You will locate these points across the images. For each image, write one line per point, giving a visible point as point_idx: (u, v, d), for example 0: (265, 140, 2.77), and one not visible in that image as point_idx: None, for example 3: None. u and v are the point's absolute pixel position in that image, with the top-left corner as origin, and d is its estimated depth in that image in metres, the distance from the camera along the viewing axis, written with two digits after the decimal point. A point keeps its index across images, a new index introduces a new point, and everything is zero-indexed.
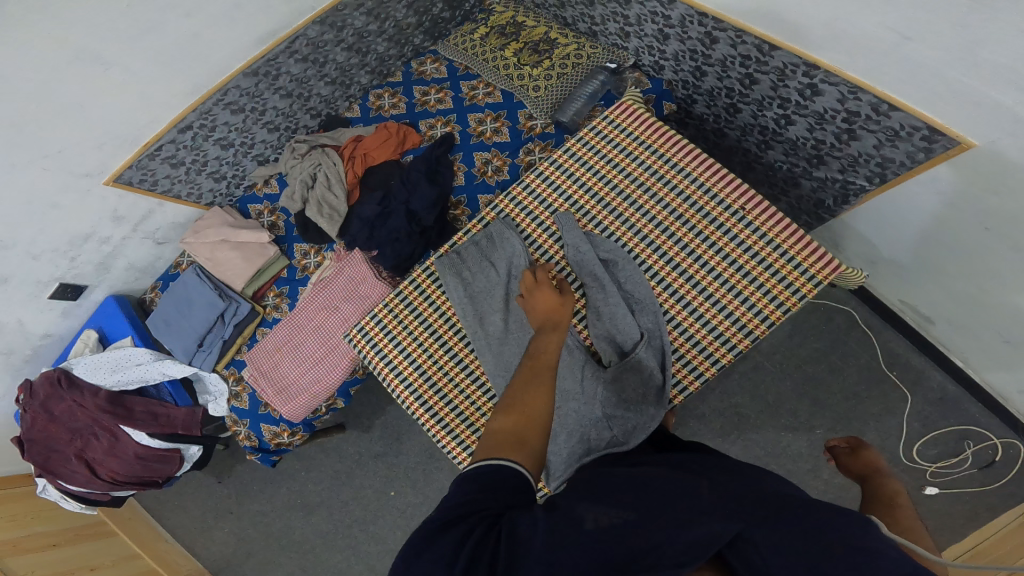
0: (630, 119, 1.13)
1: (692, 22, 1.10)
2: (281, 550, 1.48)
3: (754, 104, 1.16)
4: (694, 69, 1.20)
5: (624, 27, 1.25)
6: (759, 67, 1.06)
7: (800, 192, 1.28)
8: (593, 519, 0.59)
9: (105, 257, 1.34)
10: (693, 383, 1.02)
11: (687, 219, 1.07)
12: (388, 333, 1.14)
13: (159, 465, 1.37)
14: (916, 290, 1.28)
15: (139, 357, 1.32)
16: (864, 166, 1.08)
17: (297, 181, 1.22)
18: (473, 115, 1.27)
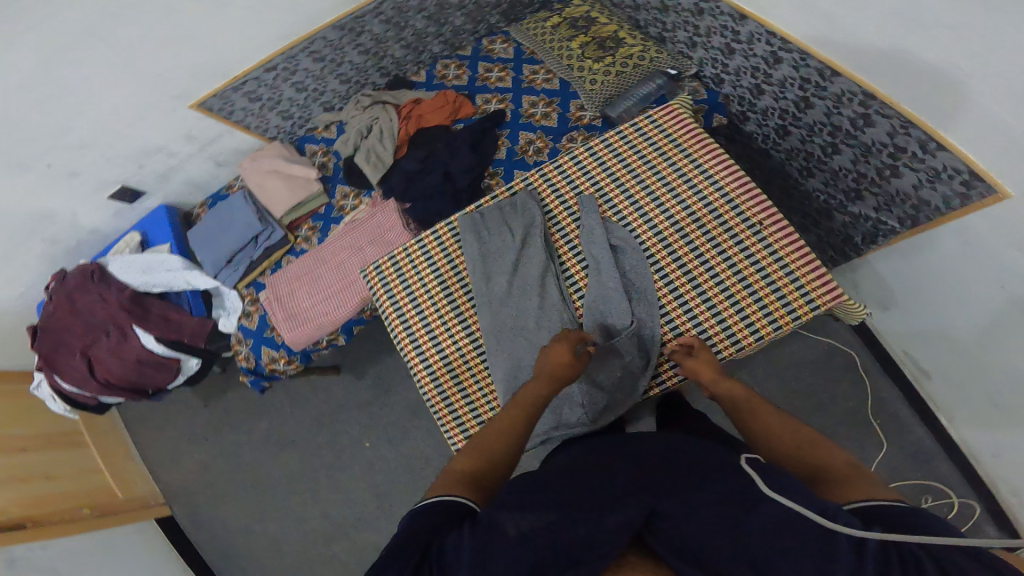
0: (670, 120, 1.26)
1: (759, 41, 1.22)
2: (244, 482, 1.52)
3: (804, 128, 1.32)
4: (753, 84, 1.36)
5: (694, 37, 1.40)
6: (818, 91, 1.19)
7: (832, 227, 1.42)
8: (514, 526, 0.66)
9: (168, 169, 1.51)
10: (672, 380, 1.14)
11: (703, 221, 1.16)
12: (400, 275, 1.29)
13: (155, 373, 1.43)
14: (918, 341, 1.33)
15: (171, 264, 1.41)
16: (898, 206, 1.21)
17: (353, 130, 1.37)
18: (529, 97, 1.41)
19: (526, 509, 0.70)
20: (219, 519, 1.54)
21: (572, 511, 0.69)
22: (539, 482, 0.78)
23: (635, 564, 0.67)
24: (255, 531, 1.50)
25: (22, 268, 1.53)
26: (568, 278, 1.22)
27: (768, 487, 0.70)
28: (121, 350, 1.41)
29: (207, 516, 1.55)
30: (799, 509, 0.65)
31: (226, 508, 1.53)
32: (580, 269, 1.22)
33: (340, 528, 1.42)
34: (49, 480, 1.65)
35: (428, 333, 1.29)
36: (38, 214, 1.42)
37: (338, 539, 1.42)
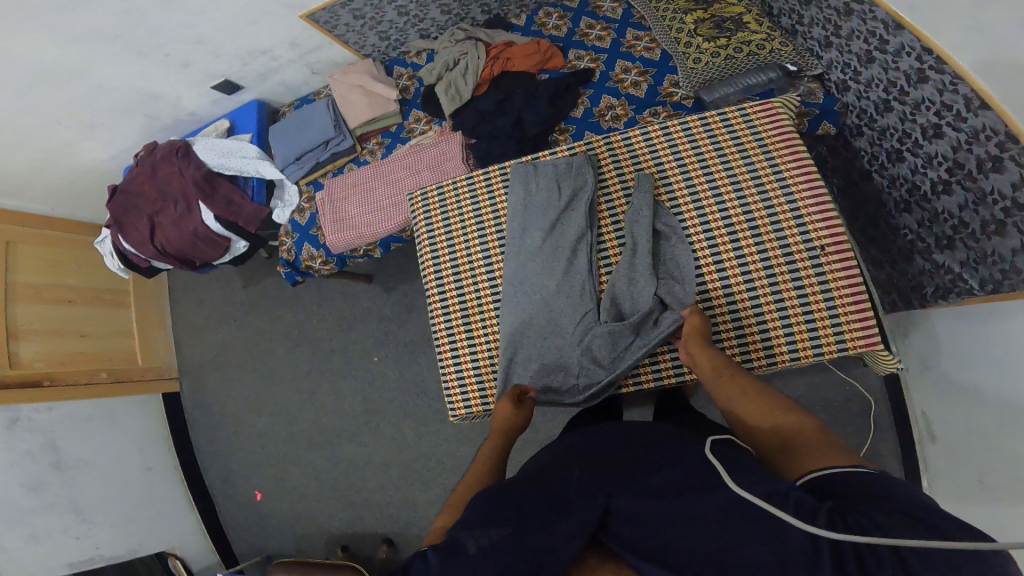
0: (765, 118, 1.24)
1: (908, 55, 1.12)
2: (285, 361, 1.95)
3: (922, 157, 1.23)
4: (881, 99, 1.24)
5: (831, 36, 1.30)
6: (955, 122, 1.09)
7: (908, 270, 1.39)
8: (476, 544, 0.73)
9: (268, 70, 1.65)
10: (670, 379, 1.21)
11: (759, 229, 1.19)
12: (443, 205, 1.34)
13: (205, 248, 1.58)
14: (942, 410, 1.42)
15: (247, 152, 1.56)
16: (989, 265, 1.16)
17: (442, 61, 1.44)
18: (623, 62, 1.40)
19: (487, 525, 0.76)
20: (256, 388, 2.00)
21: (531, 518, 0.75)
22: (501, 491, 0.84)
23: (595, 566, 0.71)
24: (270, 412, 1.97)
25: (124, 130, 1.77)
26: (600, 251, 1.26)
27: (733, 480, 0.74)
28: (183, 223, 1.56)
29: (246, 382, 2.02)
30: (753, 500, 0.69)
31: (257, 386, 2.00)
32: (616, 246, 1.26)
33: (343, 427, 1.85)
34: (82, 337, 1.92)
35: (453, 264, 1.33)
36: (147, 94, 1.63)
37: (343, 419, 1.86)
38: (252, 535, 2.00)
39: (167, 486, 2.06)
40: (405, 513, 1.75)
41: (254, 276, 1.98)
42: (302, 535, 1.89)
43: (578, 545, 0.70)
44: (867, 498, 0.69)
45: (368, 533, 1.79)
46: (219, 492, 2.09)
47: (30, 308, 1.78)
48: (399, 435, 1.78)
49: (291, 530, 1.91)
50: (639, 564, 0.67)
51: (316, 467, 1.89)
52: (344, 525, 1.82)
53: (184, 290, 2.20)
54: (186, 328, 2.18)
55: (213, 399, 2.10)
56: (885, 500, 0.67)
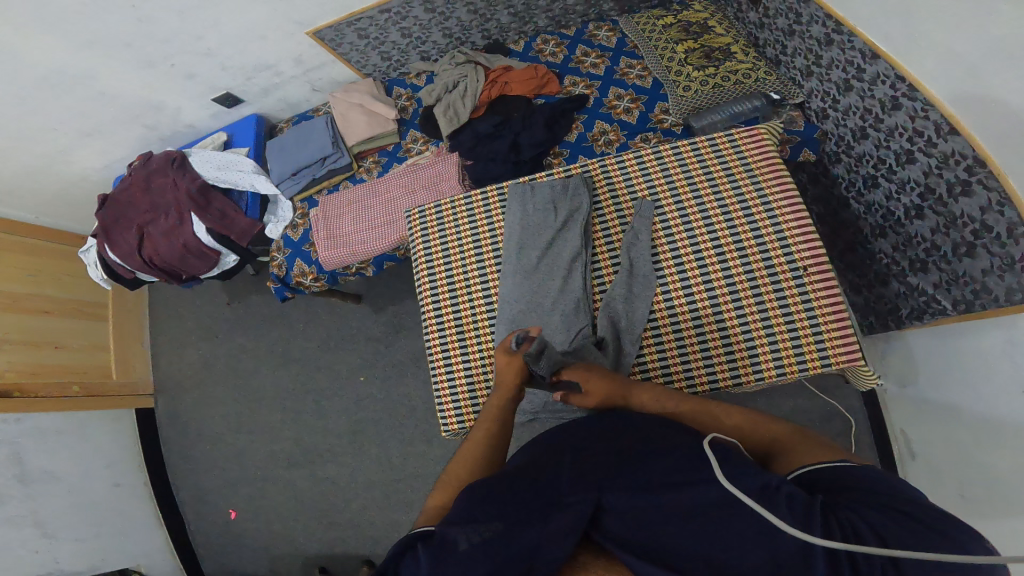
0: (751, 144, 1.27)
1: (882, 83, 1.16)
2: (269, 377, 1.89)
3: (895, 182, 1.26)
4: (858, 127, 1.28)
5: (811, 65, 1.34)
6: (925, 147, 1.13)
7: (884, 293, 1.42)
8: (467, 540, 0.70)
9: (271, 86, 1.65)
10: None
11: (748, 254, 1.21)
12: (440, 223, 1.33)
13: (195, 261, 1.55)
14: (919, 424, 1.46)
15: (243, 166, 1.56)
16: (959, 287, 1.19)
17: (442, 83, 1.45)
18: (616, 88, 1.42)
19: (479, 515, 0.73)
20: (237, 404, 1.93)
21: (522, 513, 0.72)
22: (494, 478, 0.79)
23: (587, 565, 0.72)
24: (250, 430, 1.90)
25: (120, 140, 1.75)
26: (595, 271, 1.28)
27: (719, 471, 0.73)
28: (173, 234, 1.53)
29: (227, 396, 1.95)
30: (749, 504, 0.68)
31: (238, 402, 1.93)
32: (611, 268, 1.28)
33: (326, 446, 1.79)
34: (57, 348, 1.86)
35: (449, 283, 1.31)
36: (150, 103, 1.63)
37: (323, 440, 1.79)
38: (225, 554, 1.90)
39: (137, 503, 1.97)
40: (387, 534, 1.68)
41: (244, 289, 1.97)
42: (276, 558, 1.80)
43: (572, 542, 0.70)
44: (856, 498, 0.69)
45: (349, 555, 1.71)
46: (192, 511, 2.00)
47: (5, 317, 1.73)
48: (384, 457, 1.72)
49: (267, 549, 1.82)
50: (633, 562, 0.68)
51: (295, 486, 1.81)
52: (322, 546, 1.75)
53: (167, 302, 2.15)
54: (167, 341, 2.11)
55: (191, 415, 2.03)
56: (873, 500, 0.68)
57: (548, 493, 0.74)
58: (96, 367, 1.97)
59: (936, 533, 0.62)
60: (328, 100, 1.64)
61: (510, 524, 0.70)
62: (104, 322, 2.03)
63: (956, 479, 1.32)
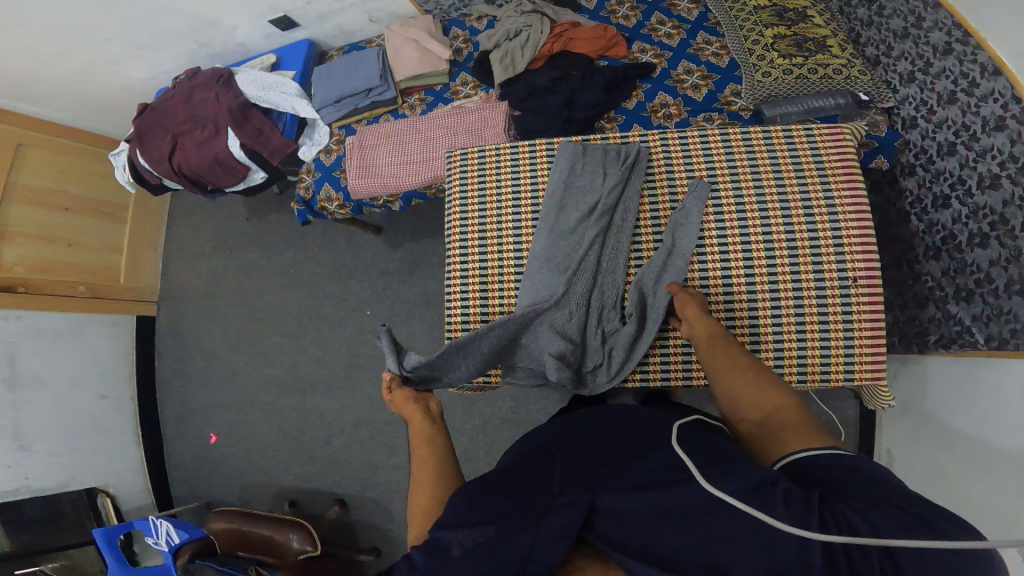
0: (830, 143, 1.21)
1: (993, 100, 1.09)
2: (272, 304, 1.85)
3: (968, 207, 1.18)
4: (947, 142, 1.20)
5: (916, 72, 1.24)
6: (1016, 174, 1.07)
7: (917, 315, 1.34)
8: (458, 547, 0.67)
9: (328, 13, 1.62)
10: (677, 379, 1.21)
11: (798, 251, 1.17)
12: (481, 167, 1.30)
13: (224, 175, 1.53)
14: (908, 448, 1.43)
15: (287, 89, 1.52)
16: (999, 322, 1.13)
17: (503, 29, 1.43)
18: (687, 63, 1.38)
19: (470, 521, 0.69)
20: (233, 329, 1.90)
21: (515, 517, 0.67)
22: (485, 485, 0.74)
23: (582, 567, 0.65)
24: (244, 353, 1.86)
25: (170, 54, 1.75)
26: (635, 243, 1.24)
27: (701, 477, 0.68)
28: (206, 146, 1.51)
29: (224, 319, 1.92)
30: (739, 506, 0.63)
31: (237, 325, 1.89)
32: (651, 244, 1.24)
33: (318, 379, 1.75)
34: (70, 247, 1.84)
35: (480, 229, 1.28)
36: (205, 20, 1.62)
37: (315, 377, 1.75)
38: (197, 478, 1.92)
39: (120, 416, 1.96)
40: (365, 475, 1.65)
41: (259, 209, 1.94)
42: (249, 486, 1.81)
43: (566, 547, 0.63)
44: (850, 488, 0.67)
45: (322, 492, 1.70)
46: (172, 430, 1.99)
47: (25, 210, 1.72)
48: (376, 397, 1.68)
49: (239, 479, 1.82)
50: (629, 563, 0.61)
51: (280, 418, 1.78)
52: (298, 480, 1.73)
53: (183, 217, 2.13)
54: (177, 256, 2.09)
55: (187, 335, 2.00)
56: (867, 491, 0.66)
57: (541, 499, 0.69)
58: (106, 271, 1.95)
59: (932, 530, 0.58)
60: (384, 32, 1.62)
61: (502, 529, 0.67)
62: (123, 227, 2.02)
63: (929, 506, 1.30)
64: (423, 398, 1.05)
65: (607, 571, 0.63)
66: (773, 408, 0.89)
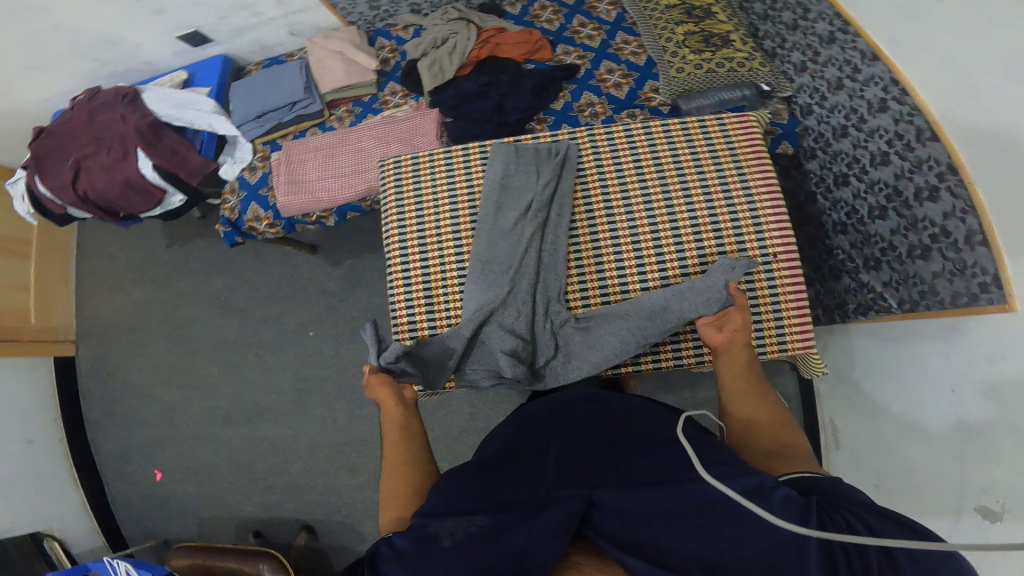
0: (740, 131, 1.30)
1: (875, 85, 1.20)
2: (211, 331, 1.75)
3: (865, 183, 1.33)
4: (840, 125, 1.34)
5: (807, 62, 1.39)
6: (903, 150, 1.18)
7: (834, 288, 1.47)
8: (450, 535, 0.69)
9: (244, 26, 1.55)
10: (627, 368, 1.25)
11: (723, 233, 1.25)
12: (416, 174, 1.29)
13: (136, 199, 1.43)
14: (848, 416, 1.46)
15: (203, 106, 1.43)
16: (908, 286, 1.25)
17: (430, 37, 1.42)
18: (609, 62, 1.43)
19: (469, 513, 0.71)
20: (171, 361, 1.78)
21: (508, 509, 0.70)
22: (486, 479, 0.76)
23: (580, 564, 0.67)
24: (184, 384, 1.75)
25: (69, 75, 1.61)
26: (573, 238, 1.28)
27: (705, 471, 0.69)
28: (114, 170, 1.40)
29: (159, 352, 1.80)
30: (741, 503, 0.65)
31: (178, 354, 1.77)
32: (588, 238, 1.28)
33: (268, 403, 1.67)
34: None
35: (419, 235, 1.27)
36: (105, 38, 1.50)
37: (265, 403, 1.67)
38: (146, 517, 1.76)
39: (53, 460, 1.75)
40: (327, 498, 1.59)
41: (182, 234, 1.83)
42: (205, 521, 1.68)
43: (565, 542, 0.64)
44: (849, 498, 0.69)
45: (286, 519, 1.61)
46: (113, 468, 1.81)
47: None
48: (329, 417, 1.62)
49: (194, 515, 1.69)
50: (629, 562, 0.63)
51: (231, 447, 1.68)
52: (258, 510, 1.64)
53: (99, 246, 1.95)
54: (97, 288, 1.92)
55: (118, 370, 1.84)
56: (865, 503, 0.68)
57: (535, 491, 0.72)
58: (17, 309, 1.76)
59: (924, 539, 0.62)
60: (305, 46, 1.58)
61: (502, 521, 0.68)
62: (30, 261, 1.82)
63: (875, 470, 1.32)
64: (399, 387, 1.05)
65: (604, 569, 0.65)
66: (787, 441, 0.92)
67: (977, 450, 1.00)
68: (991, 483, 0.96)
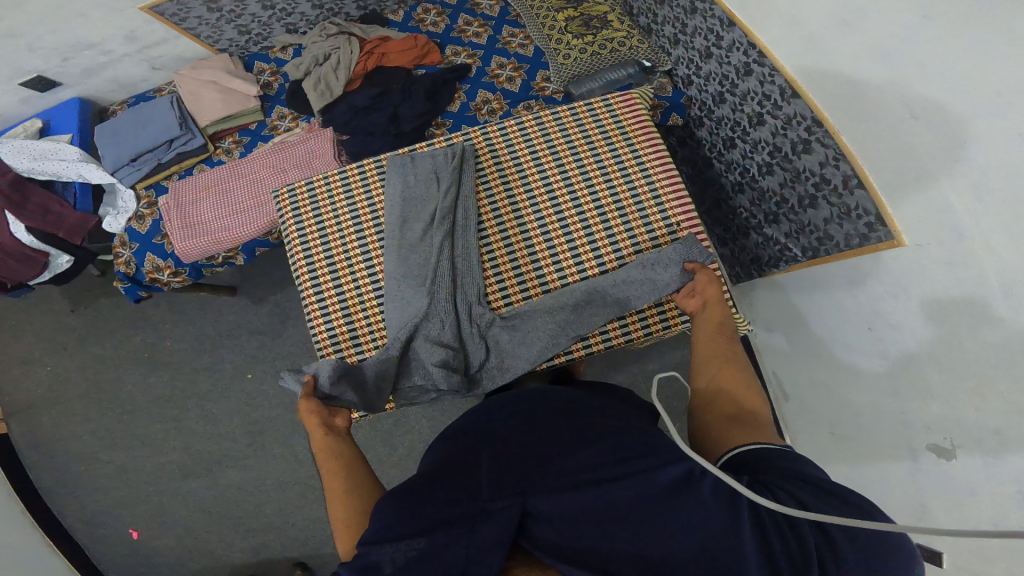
0: (624, 108, 1.35)
1: (736, 50, 1.28)
2: (153, 386, 1.75)
3: (750, 143, 1.40)
4: (718, 92, 1.41)
5: (678, 34, 1.46)
6: (773, 110, 1.25)
7: (746, 245, 1.58)
8: (392, 561, 0.74)
9: (97, 65, 1.43)
10: (560, 359, 1.32)
11: (627, 214, 1.31)
12: (313, 200, 1.28)
13: (17, 266, 1.33)
14: (784, 366, 1.58)
15: (67, 154, 1.34)
16: (807, 235, 1.35)
17: (310, 55, 1.39)
18: (499, 57, 1.46)
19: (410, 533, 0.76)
20: (120, 424, 1.76)
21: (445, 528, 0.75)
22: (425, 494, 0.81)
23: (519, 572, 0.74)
24: (133, 445, 1.75)
25: None
26: (484, 241, 1.31)
27: (685, 447, 0.80)
28: None
29: (103, 417, 1.77)
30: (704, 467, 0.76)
31: (111, 418, 1.77)
32: (498, 237, 1.31)
33: (230, 447, 1.71)
34: None
35: (329, 261, 1.27)
36: None
37: (225, 446, 1.71)
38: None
39: None
40: (310, 532, 1.66)
41: (88, 295, 1.82)
42: (196, 572, 1.69)
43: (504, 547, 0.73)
44: (799, 475, 0.80)
45: (277, 559, 1.66)
46: (84, 535, 1.76)
47: None
48: (293, 453, 1.69)
49: (184, 567, 1.70)
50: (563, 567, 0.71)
51: (200, 497, 1.71)
52: (246, 554, 1.67)
53: (4, 320, 1.84)
54: (17, 362, 1.83)
55: (65, 439, 1.79)
56: (813, 478, 0.79)
57: (462, 500, 0.79)
58: None
59: (862, 511, 0.73)
60: (173, 80, 1.49)
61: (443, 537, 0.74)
62: None
63: (829, 418, 1.38)
64: (330, 415, 1.11)
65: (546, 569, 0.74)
66: (749, 407, 0.99)
67: (911, 388, 1.07)
68: (932, 420, 1.02)
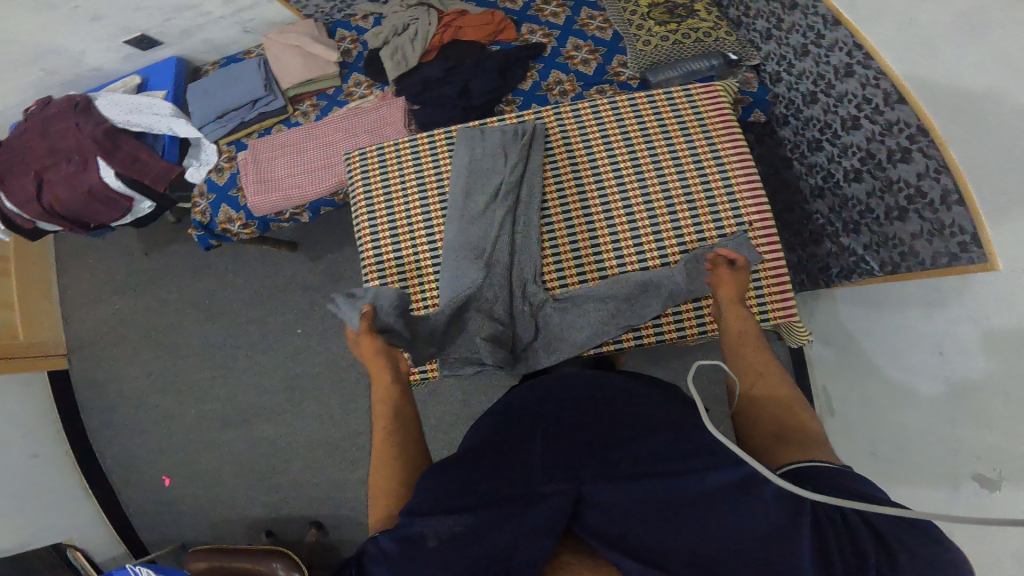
0: (707, 101, 1.31)
1: (837, 50, 1.20)
2: (201, 334, 1.81)
3: (839, 146, 1.33)
4: (811, 91, 1.35)
5: (772, 28, 1.40)
6: (873, 114, 1.17)
7: (816, 253, 1.47)
8: (434, 536, 0.68)
9: (194, 27, 1.54)
10: (609, 347, 1.26)
11: (696, 203, 1.25)
12: (383, 165, 1.30)
13: (101, 207, 1.42)
14: (837, 384, 1.47)
15: (160, 108, 1.42)
16: (888, 248, 1.25)
17: (390, 25, 1.44)
18: (575, 39, 1.46)
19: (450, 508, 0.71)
20: (166, 368, 1.82)
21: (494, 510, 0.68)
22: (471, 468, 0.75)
23: (569, 563, 0.67)
24: (175, 390, 1.80)
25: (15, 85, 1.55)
26: (545, 219, 1.28)
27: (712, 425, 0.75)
28: (74, 180, 1.39)
29: (152, 360, 1.84)
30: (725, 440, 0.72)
31: (161, 362, 1.83)
32: (560, 216, 1.28)
33: (265, 401, 1.72)
34: None
35: (390, 224, 1.28)
36: (48, 44, 1.44)
37: (260, 401, 1.73)
38: (163, 521, 1.76)
39: (64, 468, 1.76)
40: (331, 494, 1.63)
41: (156, 241, 1.90)
42: (216, 522, 1.70)
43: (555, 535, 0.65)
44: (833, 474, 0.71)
45: (294, 517, 1.64)
46: (120, 473, 1.82)
47: None
48: (324, 414, 1.68)
49: (205, 516, 1.71)
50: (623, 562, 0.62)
51: (230, 449, 1.72)
52: (265, 510, 1.66)
53: (77, 260, 1.96)
54: (84, 300, 1.93)
55: (114, 377, 1.86)
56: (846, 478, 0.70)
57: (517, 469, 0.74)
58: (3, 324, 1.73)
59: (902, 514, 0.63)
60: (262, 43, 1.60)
61: (489, 518, 0.68)
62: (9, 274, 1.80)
63: (871, 436, 1.29)
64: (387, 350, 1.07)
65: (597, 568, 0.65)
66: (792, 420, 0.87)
67: (969, 416, 0.98)
68: (980, 448, 0.95)
